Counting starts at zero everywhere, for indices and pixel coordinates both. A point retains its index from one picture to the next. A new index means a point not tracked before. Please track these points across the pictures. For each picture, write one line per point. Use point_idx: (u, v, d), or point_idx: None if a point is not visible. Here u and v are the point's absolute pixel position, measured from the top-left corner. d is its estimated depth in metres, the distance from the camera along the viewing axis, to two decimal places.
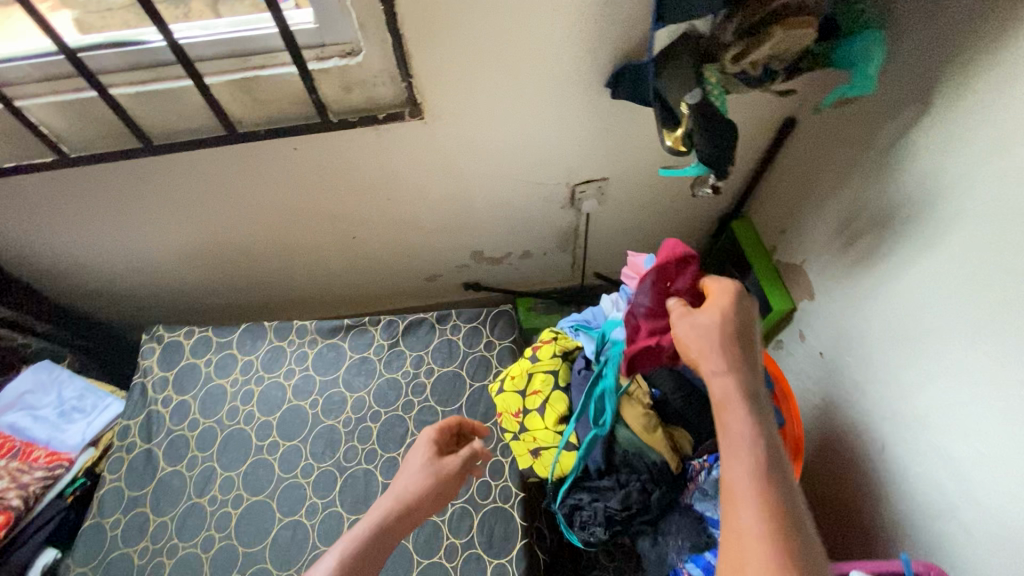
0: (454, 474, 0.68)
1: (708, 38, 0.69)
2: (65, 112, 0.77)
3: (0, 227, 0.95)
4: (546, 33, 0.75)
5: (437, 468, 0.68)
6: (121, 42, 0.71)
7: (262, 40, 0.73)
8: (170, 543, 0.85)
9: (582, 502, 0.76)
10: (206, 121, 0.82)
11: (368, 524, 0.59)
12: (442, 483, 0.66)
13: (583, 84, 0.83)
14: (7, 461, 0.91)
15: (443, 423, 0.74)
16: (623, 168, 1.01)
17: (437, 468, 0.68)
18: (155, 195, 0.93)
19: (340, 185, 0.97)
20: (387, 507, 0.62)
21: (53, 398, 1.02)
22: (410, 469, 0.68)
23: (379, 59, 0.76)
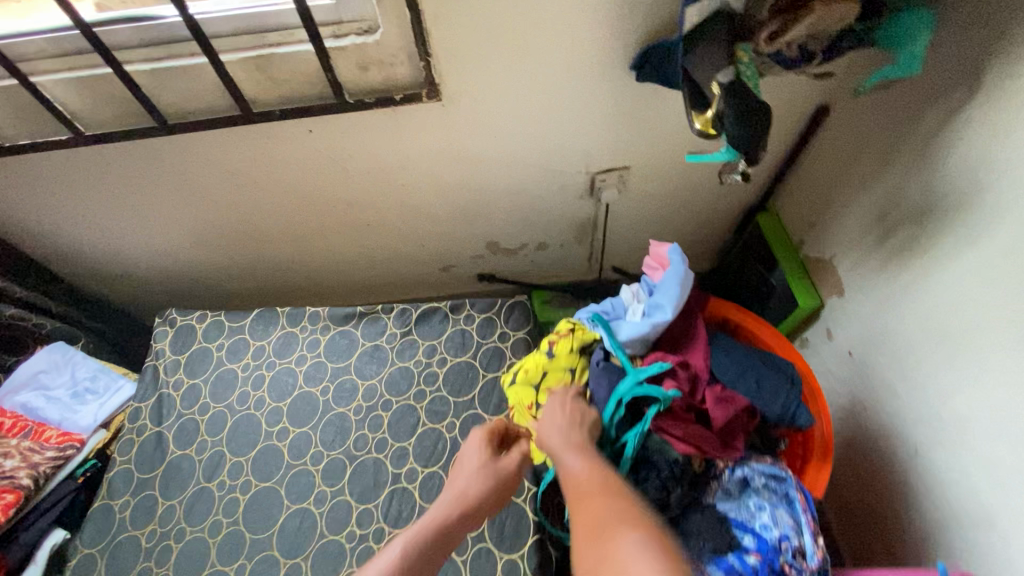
0: (510, 478, 0.69)
1: (742, 15, 0.66)
2: (79, 88, 0.76)
3: (15, 207, 0.95)
4: (570, 11, 0.72)
5: (494, 470, 0.69)
6: (135, 16, 0.69)
7: (278, 16, 0.71)
8: (177, 527, 0.84)
9: None
10: (221, 101, 0.80)
11: (431, 523, 0.62)
12: (500, 483, 0.68)
13: (607, 66, 0.80)
14: (19, 440, 0.91)
15: (494, 423, 0.75)
16: (646, 157, 0.97)
17: (494, 469, 0.69)
18: (170, 177, 0.92)
19: (355, 169, 0.95)
20: (449, 507, 0.65)
21: (66, 378, 1.02)
22: (470, 466, 0.70)
23: (398, 37, 0.74)
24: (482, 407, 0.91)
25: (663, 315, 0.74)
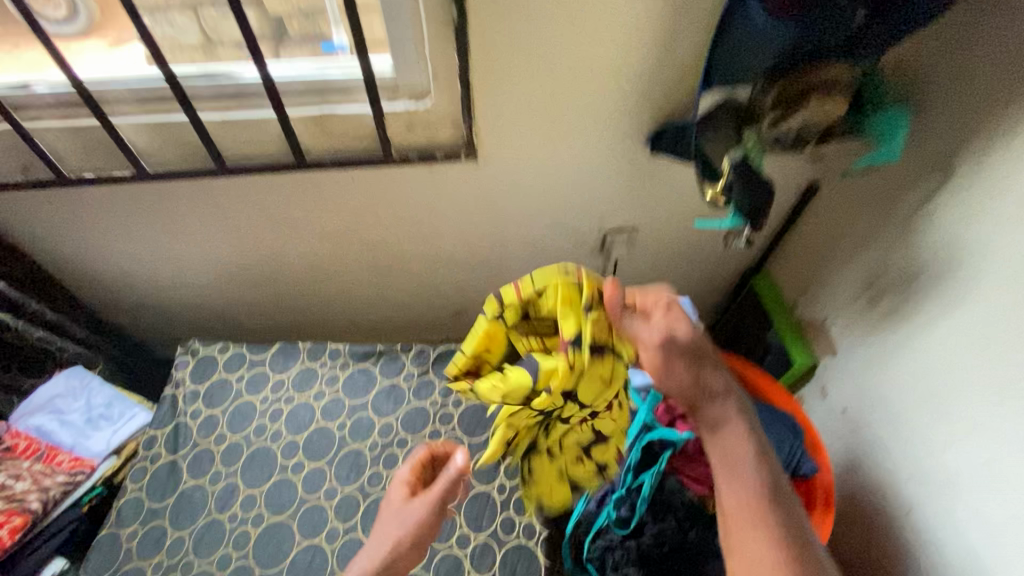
0: (426, 519, 0.69)
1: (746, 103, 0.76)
2: (151, 131, 0.84)
3: (62, 234, 1.00)
4: (598, 93, 0.83)
5: (406, 514, 0.70)
6: (214, 73, 0.80)
7: (344, 82, 0.81)
8: (185, 559, 0.83)
9: (613, 544, 0.81)
10: (277, 149, 0.88)
11: None
12: (411, 533, 0.68)
13: (626, 140, 0.90)
14: (31, 463, 0.92)
15: (414, 460, 0.75)
16: (654, 221, 1.07)
17: (404, 515, 0.70)
18: (214, 215, 0.99)
19: (388, 218, 1.03)
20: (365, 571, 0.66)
21: (82, 404, 1.02)
22: (387, 521, 0.70)
23: (445, 105, 0.84)
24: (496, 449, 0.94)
25: None
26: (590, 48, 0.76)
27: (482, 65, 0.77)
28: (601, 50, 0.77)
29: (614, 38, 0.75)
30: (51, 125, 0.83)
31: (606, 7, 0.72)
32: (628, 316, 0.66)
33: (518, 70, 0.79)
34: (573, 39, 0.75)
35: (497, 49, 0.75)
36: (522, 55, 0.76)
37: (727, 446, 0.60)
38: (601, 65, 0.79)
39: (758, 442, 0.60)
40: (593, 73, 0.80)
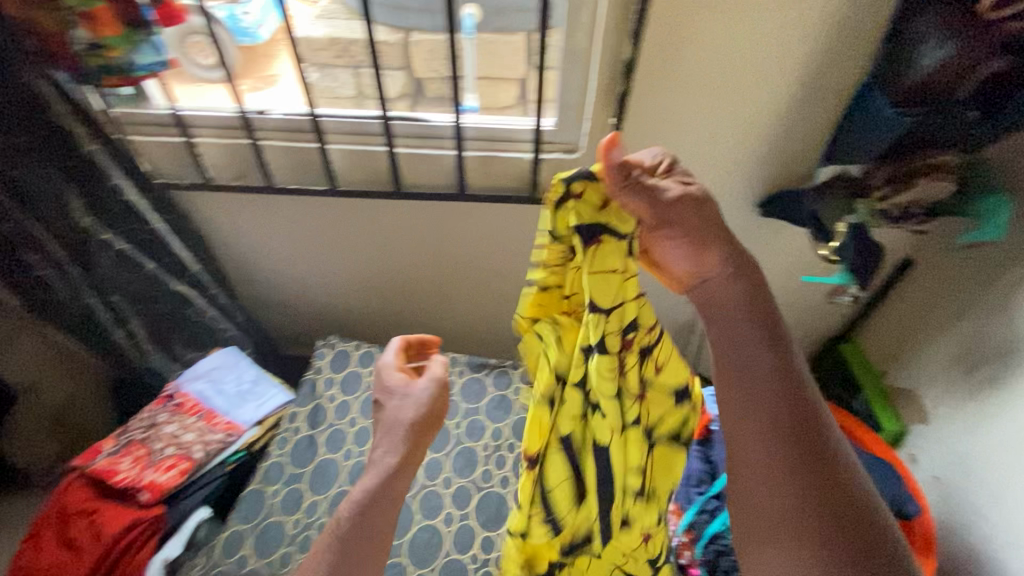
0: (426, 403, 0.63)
1: (858, 180, 0.88)
2: (353, 156, 1.05)
3: (247, 233, 1.20)
4: (722, 159, 0.97)
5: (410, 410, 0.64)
6: (415, 117, 1.01)
7: (513, 133, 1.00)
8: (320, 520, 0.96)
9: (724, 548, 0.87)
10: (445, 181, 1.07)
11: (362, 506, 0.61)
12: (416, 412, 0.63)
13: (740, 202, 1.03)
14: (195, 420, 1.06)
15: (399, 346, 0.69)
16: None
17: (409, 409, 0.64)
18: (375, 231, 1.18)
19: (516, 249, 1.19)
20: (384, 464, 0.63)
21: (234, 377, 1.14)
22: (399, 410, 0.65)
23: (591, 158, 1.01)
24: None
25: None
26: (725, 123, 0.92)
27: (632, 130, 0.94)
28: (733, 125, 0.92)
29: (746, 117, 0.91)
30: (277, 144, 1.05)
31: (745, 92, 0.88)
32: (633, 181, 0.56)
33: (658, 137, 0.95)
34: (709, 113, 0.91)
35: (647, 118, 0.92)
36: (666, 124, 0.93)
37: (723, 333, 0.59)
38: (731, 137, 0.94)
39: (766, 326, 0.59)
40: (722, 143, 0.95)
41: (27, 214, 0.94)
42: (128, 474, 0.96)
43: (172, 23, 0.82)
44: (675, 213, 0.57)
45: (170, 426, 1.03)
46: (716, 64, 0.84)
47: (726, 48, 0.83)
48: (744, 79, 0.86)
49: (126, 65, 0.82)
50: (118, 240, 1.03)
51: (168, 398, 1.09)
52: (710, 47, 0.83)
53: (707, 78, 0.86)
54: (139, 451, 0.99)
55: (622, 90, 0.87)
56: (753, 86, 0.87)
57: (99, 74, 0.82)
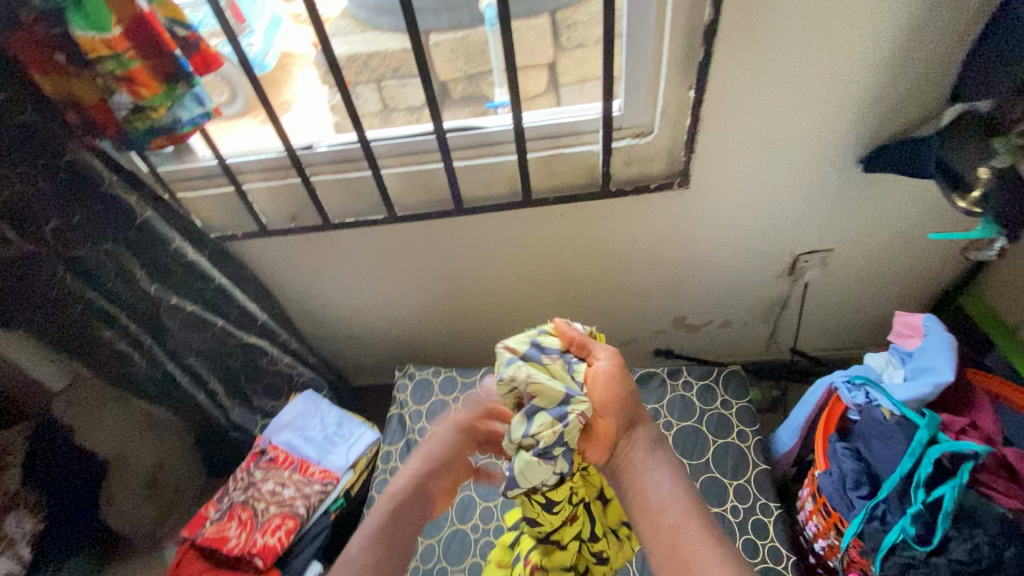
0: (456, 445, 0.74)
1: (993, 114, 0.72)
2: (407, 178, 1.00)
3: (308, 270, 1.18)
4: (812, 115, 0.87)
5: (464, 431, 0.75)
6: (466, 127, 0.95)
7: (575, 125, 0.93)
8: (440, 565, 0.96)
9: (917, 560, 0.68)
10: (506, 189, 1.01)
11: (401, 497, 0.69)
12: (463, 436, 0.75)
13: (836, 160, 0.94)
14: (290, 473, 1.03)
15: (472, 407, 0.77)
16: (850, 240, 1.08)
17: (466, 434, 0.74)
18: (437, 249, 1.14)
19: (583, 247, 1.13)
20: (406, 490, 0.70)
21: (319, 422, 1.11)
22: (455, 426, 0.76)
23: (666, 139, 0.92)
24: (719, 470, 0.96)
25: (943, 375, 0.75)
26: (820, 77, 0.82)
27: (714, 101, 0.85)
28: (829, 78, 0.82)
29: (844, 68, 0.81)
30: (327, 178, 1.01)
31: (840, 36, 0.77)
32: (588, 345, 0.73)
33: (737, 107, 0.86)
34: (792, 66, 0.80)
35: (730, 85, 0.83)
36: (754, 86, 0.83)
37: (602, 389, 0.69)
38: (827, 91, 0.84)
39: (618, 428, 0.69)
40: (817, 100, 0.85)
41: (91, 290, 0.90)
42: (238, 541, 0.93)
43: (210, 71, 0.78)
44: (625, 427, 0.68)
45: (268, 483, 1.00)
46: (809, 10, 0.74)
47: None
48: (841, 23, 0.76)
49: (173, 122, 0.77)
50: (186, 303, 1.00)
51: (260, 453, 1.06)
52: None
53: (800, 27, 0.76)
54: (243, 513, 0.96)
55: (702, 59, 0.78)
56: (854, 29, 0.76)
57: (144, 138, 0.78)
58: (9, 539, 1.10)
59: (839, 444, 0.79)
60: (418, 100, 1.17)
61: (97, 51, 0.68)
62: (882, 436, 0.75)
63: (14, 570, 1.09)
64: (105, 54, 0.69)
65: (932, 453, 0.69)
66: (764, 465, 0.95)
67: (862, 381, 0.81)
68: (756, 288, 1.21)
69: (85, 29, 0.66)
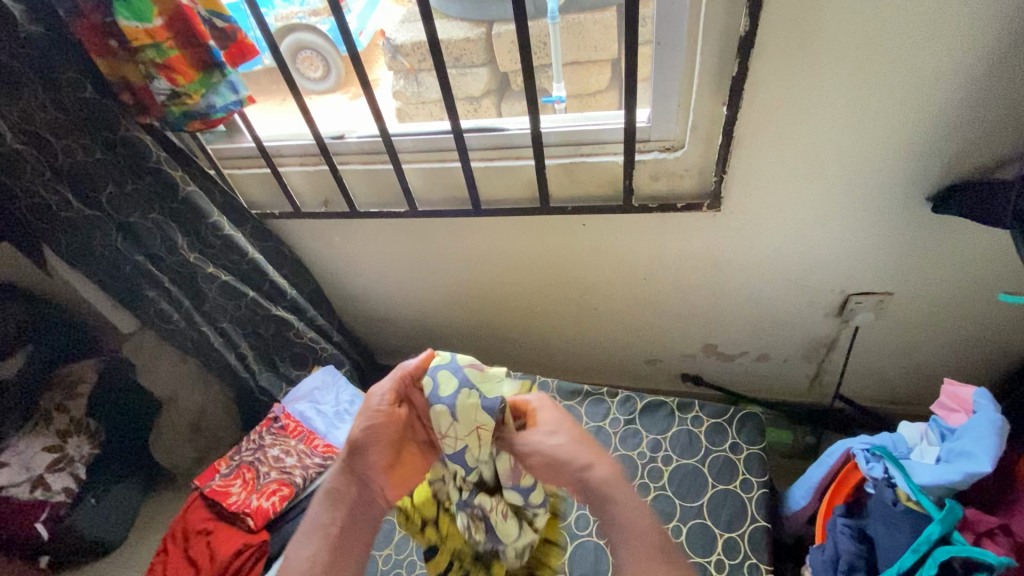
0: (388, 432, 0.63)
1: None
2: (430, 174, 1.01)
3: (340, 253, 1.23)
4: (867, 143, 0.76)
5: (392, 412, 0.65)
6: (489, 127, 0.94)
7: (600, 134, 0.88)
8: (409, 558, 0.98)
9: None
10: (525, 193, 0.99)
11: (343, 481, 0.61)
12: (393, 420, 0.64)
13: (896, 196, 0.82)
14: (296, 442, 1.09)
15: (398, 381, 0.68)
16: (913, 284, 0.94)
17: (393, 415, 0.65)
18: (458, 246, 1.14)
19: (605, 260, 1.08)
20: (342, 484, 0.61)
21: (333, 398, 1.16)
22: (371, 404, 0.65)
23: (697, 157, 0.84)
24: (711, 518, 0.89)
25: (979, 464, 0.64)
26: (878, 101, 0.71)
27: (751, 118, 0.76)
28: (891, 102, 0.71)
29: (908, 92, 0.70)
30: (355, 168, 1.04)
31: (906, 56, 0.66)
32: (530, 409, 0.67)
33: (776, 128, 0.77)
34: (844, 86, 0.71)
35: (769, 102, 0.74)
36: (797, 107, 0.74)
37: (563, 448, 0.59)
38: (886, 117, 0.73)
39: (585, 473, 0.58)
40: (874, 127, 0.74)
41: (140, 254, 0.99)
42: (237, 499, 1.01)
43: (244, 59, 0.83)
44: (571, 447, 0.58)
45: (275, 449, 1.08)
46: (866, 25, 0.65)
47: (869, 4, 0.63)
48: (908, 41, 0.65)
49: (206, 108, 0.82)
50: (221, 272, 1.08)
51: (274, 419, 1.13)
52: (841, 5, 0.64)
53: (855, 45, 0.67)
54: (248, 474, 1.05)
55: (736, 74, 0.71)
56: (924, 48, 0.66)
57: (181, 121, 0.84)
58: (69, 458, 1.27)
59: (841, 518, 0.71)
60: (474, 91, 1.12)
61: (138, 39, 0.74)
62: (888, 520, 0.67)
63: (71, 485, 1.25)
64: (146, 43, 0.75)
65: (940, 554, 0.61)
66: (764, 521, 0.87)
67: (880, 453, 0.72)
68: (800, 324, 1.09)
69: (128, 20, 0.72)
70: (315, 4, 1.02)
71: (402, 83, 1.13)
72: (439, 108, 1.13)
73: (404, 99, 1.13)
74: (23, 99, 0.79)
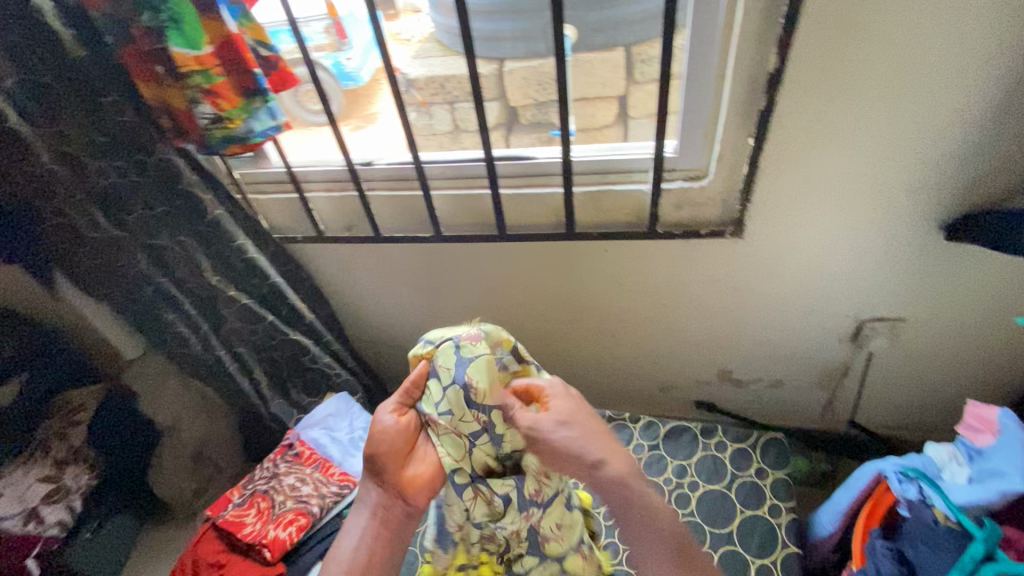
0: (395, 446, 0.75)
1: None
2: (456, 200, 1.03)
3: (357, 278, 1.24)
4: (885, 174, 0.80)
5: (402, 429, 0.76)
6: (518, 155, 0.97)
7: (626, 163, 0.92)
8: None
9: None
10: (550, 219, 1.01)
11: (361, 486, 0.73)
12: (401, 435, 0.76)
13: (911, 225, 0.86)
14: (312, 471, 1.07)
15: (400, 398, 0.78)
16: (924, 311, 0.98)
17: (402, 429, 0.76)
18: (478, 272, 1.16)
19: (626, 286, 1.09)
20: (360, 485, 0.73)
21: (347, 425, 1.13)
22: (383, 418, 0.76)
23: (721, 185, 0.88)
24: (742, 544, 0.89)
25: (1014, 483, 0.66)
26: (897, 135, 0.76)
27: (775, 149, 0.80)
28: (909, 136, 0.76)
29: (925, 128, 0.75)
30: (382, 194, 1.06)
31: (924, 94, 0.71)
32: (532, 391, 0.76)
33: (799, 158, 0.81)
34: (866, 120, 0.75)
35: (793, 134, 0.78)
36: (821, 140, 0.78)
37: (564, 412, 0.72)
38: (903, 150, 0.77)
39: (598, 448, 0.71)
40: (891, 159, 0.79)
41: (163, 276, 0.98)
42: (252, 529, 0.98)
43: (284, 87, 0.84)
44: (589, 444, 0.70)
45: (290, 477, 1.05)
46: (887, 65, 0.70)
47: (890, 46, 0.68)
48: (926, 80, 0.70)
49: (246, 132, 0.85)
50: (241, 295, 1.08)
51: (288, 447, 1.10)
52: (865, 45, 0.68)
53: (876, 83, 0.71)
54: (262, 503, 1.02)
55: (766, 107, 0.75)
56: (941, 87, 0.70)
57: (220, 145, 0.86)
58: (65, 489, 1.19)
59: (880, 541, 0.71)
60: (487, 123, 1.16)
61: (187, 66, 0.77)
62: (930, 541, 0.68)
63: (65, 519, 1.18)
64: (195, 70, 0.77)
65: (987, 571, 0.63)
66: (795, 547, 0.87)
67: (916, 474, 0.73)
68: (813, 350, 1.12)
69: (180, 47, 0.75)
70: (320, 39, 1.03)
71: (415, 115, 1.16)
72: (449, 139, 1.16)
73: (415, 129, 1.17)
74: (63, 124, 0.80)
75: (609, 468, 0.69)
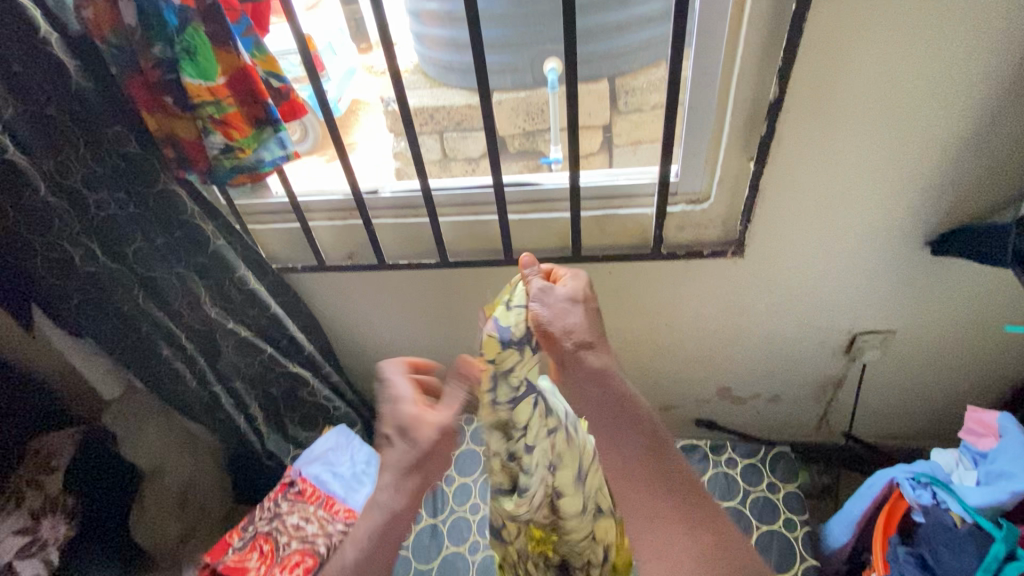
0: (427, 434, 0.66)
1: None
2: (462, 227, 1.04)
3: (355, 307, 1.22)
4: (875, 194, 0.86)
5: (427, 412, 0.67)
6: (524, 182, 0.99)
7: (629, 187, 0.95)
8: None
9: None
10: (556, 243, 1.03)
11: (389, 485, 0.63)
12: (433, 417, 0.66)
13: (900, 242, 0.91)
14: (315, 508, 1.03)
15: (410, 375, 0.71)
16: (911, 322, 1.03)
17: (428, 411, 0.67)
18: (480, 297, 1.16)
19: (629, 308, 1.11)
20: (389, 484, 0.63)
21: (349, 459, 1.09)
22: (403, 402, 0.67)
23: (723, 207, 0.92)
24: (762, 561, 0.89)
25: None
26: (886, 157, 0.81)
27: (776, 172, 0.84)
28: (896, 158, 0.81)
29: (912, 151, 0.80)
30: (387, 222, 1.06)
31: (909, 120, 0.77)
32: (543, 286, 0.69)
33: (797, 180, 0.85)
34: (858, 143, 0.80)
35: (792, 158, 0.83)
36: (817, 162, 0.83)
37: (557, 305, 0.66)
38: (891, 171, 0.83)
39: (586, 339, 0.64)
40: (881, 180, 0.84)
41: (160, 310, 0.93)
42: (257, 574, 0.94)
43: (294, 118, 0.86)
44: (569, 329, 0.63)
45: (294, 517, 1.01)
46: (878, 93, 0.75)
47: (880, 76, 0.74)
48: (912, 107, 0.76)
49: (255, 162, 0.84)
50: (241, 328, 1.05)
51: (289, 484, 1.06)
52: (857, 75, 0.74)
53: (868, 110, 0.77)
54: (265, 546, 0.98)
55: (768, 133, 0.79)
56: (925, 114, 0.77)
57: (228, 175, 0.85)
58: (43, 540, 1.10)
59: (903, 548, 0.74)
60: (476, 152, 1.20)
61: (200, 96, 0.77)
62: (952, 544, 0.71)
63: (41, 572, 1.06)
64: (208, 99, 0.77)
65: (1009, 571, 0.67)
66: (812, 559, 0.88)
67: (928, 480, 0.77)
68: (806, 364, 1.15)
69: (193, 77, 0.75)
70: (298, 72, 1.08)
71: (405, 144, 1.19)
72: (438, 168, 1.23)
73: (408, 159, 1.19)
74: (64, 154, 0.78)
75: (591, 356, 0.61)
